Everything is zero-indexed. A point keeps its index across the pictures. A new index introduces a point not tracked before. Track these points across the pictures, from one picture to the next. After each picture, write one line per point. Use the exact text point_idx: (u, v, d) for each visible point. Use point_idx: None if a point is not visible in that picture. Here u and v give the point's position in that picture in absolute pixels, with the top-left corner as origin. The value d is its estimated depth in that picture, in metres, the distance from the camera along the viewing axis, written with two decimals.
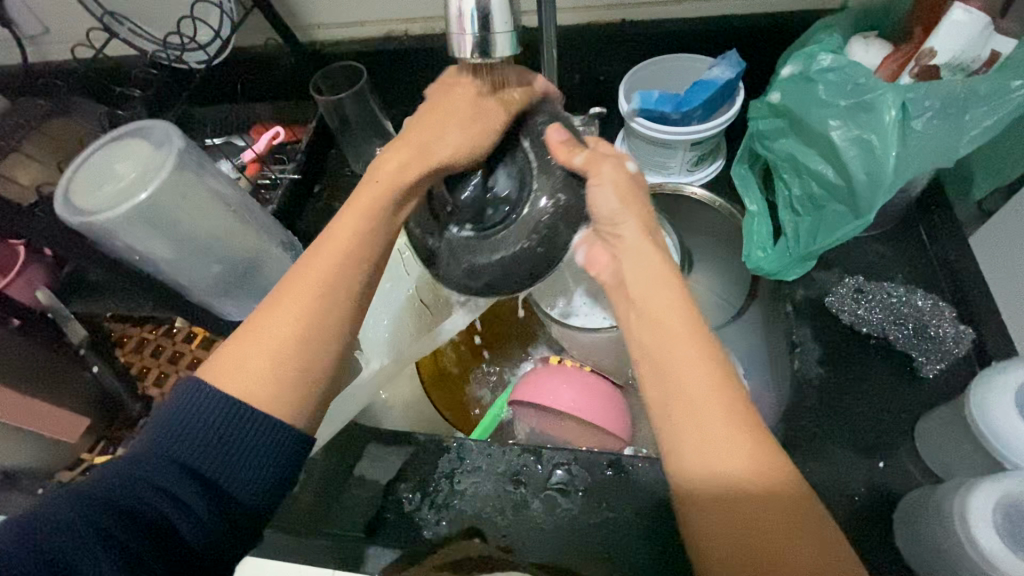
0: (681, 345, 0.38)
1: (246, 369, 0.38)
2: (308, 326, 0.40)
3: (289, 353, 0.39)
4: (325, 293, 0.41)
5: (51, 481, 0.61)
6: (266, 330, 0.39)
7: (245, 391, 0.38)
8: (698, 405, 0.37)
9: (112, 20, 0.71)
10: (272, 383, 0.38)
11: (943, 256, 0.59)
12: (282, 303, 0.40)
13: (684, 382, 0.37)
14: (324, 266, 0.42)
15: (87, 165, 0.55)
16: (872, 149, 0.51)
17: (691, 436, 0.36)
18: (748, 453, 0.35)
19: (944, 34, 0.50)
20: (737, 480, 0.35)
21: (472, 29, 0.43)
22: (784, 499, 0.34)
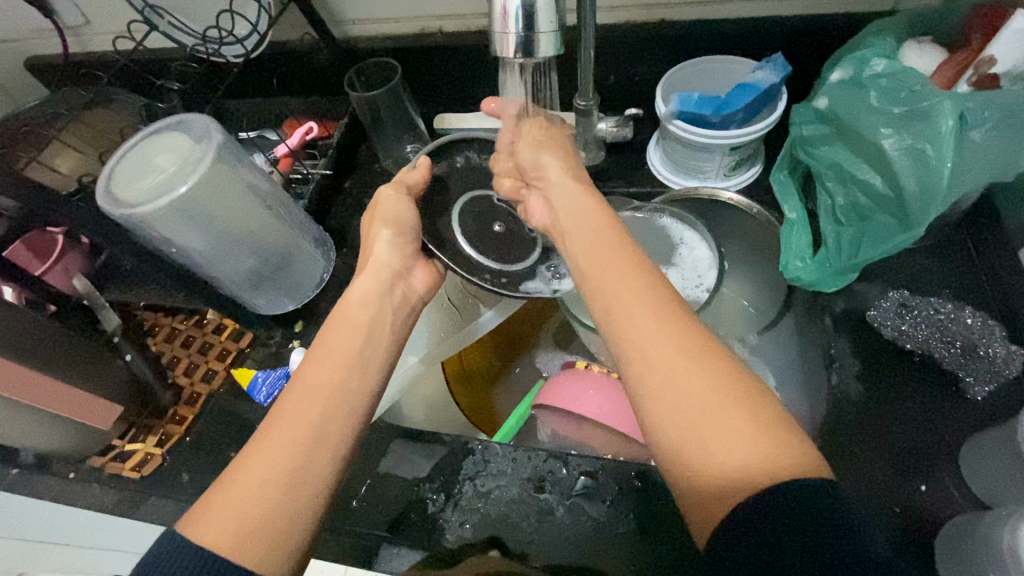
0: (639, 310, 0.37)
1: (248, 483, 0.36)
2: (307, 443, 0.38)
3: (293, 464, 0.37)
4: (328, 401, 0.40)
5: (84, 466, 0.61)
6: (273, 444, 0.37)
7: (245, 529, 0.34)
8: (649, 327, 0.37)
9: (153, 13, 0.71)
10: (280, 510, 0.35)
11: (993, 271, 0.57)
12: (277, 421, 0.38)
13: (638, 309, 0.38)
14: (315, 371, 0.41)
15: (129, 156, 0.56)
16: (926, 159, 0.48)
17: (641, 343, 0.36)
18: (716, 410, 0.33)
19: (1005, 41, 0.48)
20: (699, 399, 0.34)
21: (515, 29, 0.42)
22: (756, 452, 0.32)
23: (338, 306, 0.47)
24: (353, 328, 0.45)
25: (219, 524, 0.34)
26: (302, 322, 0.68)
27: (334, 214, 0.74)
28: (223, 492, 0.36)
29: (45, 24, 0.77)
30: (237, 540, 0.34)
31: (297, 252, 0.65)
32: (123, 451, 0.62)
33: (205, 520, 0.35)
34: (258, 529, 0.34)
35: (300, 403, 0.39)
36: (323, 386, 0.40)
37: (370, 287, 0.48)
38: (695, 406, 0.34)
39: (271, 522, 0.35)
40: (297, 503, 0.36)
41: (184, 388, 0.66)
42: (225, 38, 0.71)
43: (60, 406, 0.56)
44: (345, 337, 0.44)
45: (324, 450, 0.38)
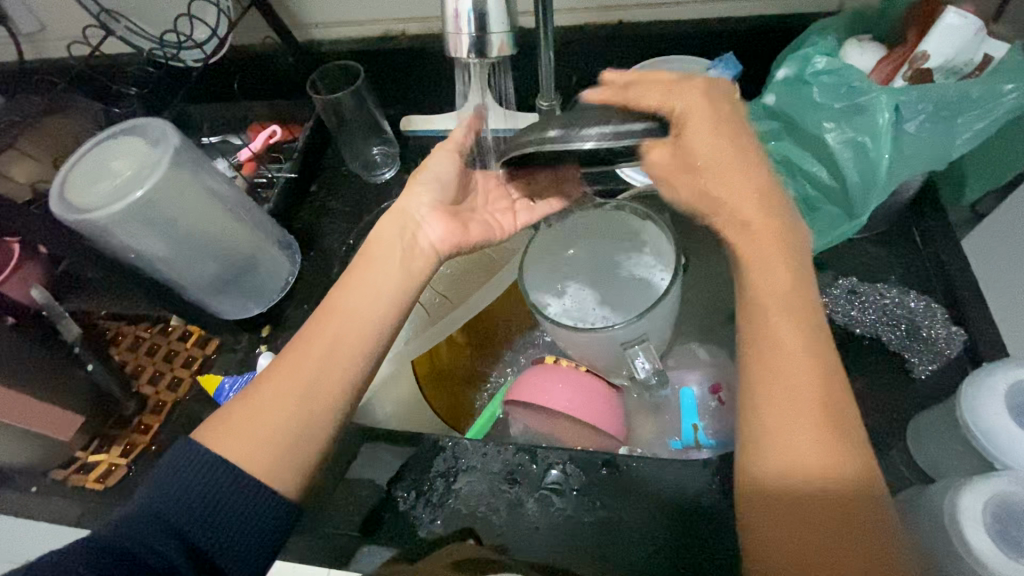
0: (783, 361, 0.38)
1: (266, 404, 0.42)
2: (307, 377, 0.43)
3: (302, 392, 0.42)
4: (335, 347, 0.44)
5: (45, 479, 0.60)
6: (288, 375, 0.43)
7: (256, 442, 0.40)
8: (788, 380, 0.37)
9: (109, 17, 0.71)
10: (280, 429, 0.41)
11: (938, 258, 0.59)
12: (292, 353, 0.44)
13: (787, 359, 0.38)
14: (337, 319, 0.45)
15: (83, 162, 0.55)
16: (866, 152, 0.51)
17: (772, 393, 0.37)
18: (823, 441, 0.36)
19: (937, 38, 0.51)
20: (813, 471, 0.35)
21: (468, 30, 0.43)
22: (847, 483, 0.35)
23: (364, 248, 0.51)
24: (385, 279, 0.48)
25: (236, 433, 0.41)
26: (269, 327, 0.66)
27: (301, 217, 0.73)
28: (241, 404, 0.42)
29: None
30: (249, 450, 0.40)
31: (261, 256, 0.64)
32: (86, 463, 0.61)
33: (225, 421, 0.42)
34: (267, 445, 0.40)
35: (309, 340, 0.45)
36: (331, 325, 0.45)
37: (389, 229, 0.51)
38: (810, 476, 0.35)
39: (279, 433, 0.41)
40: (299, 425, 0.41)
41: (149, 397, 0.65)
42: (183, 42, 0.71)
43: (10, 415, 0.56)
44: (364, 279, 0.48)
45: (329, 375, 0.43)
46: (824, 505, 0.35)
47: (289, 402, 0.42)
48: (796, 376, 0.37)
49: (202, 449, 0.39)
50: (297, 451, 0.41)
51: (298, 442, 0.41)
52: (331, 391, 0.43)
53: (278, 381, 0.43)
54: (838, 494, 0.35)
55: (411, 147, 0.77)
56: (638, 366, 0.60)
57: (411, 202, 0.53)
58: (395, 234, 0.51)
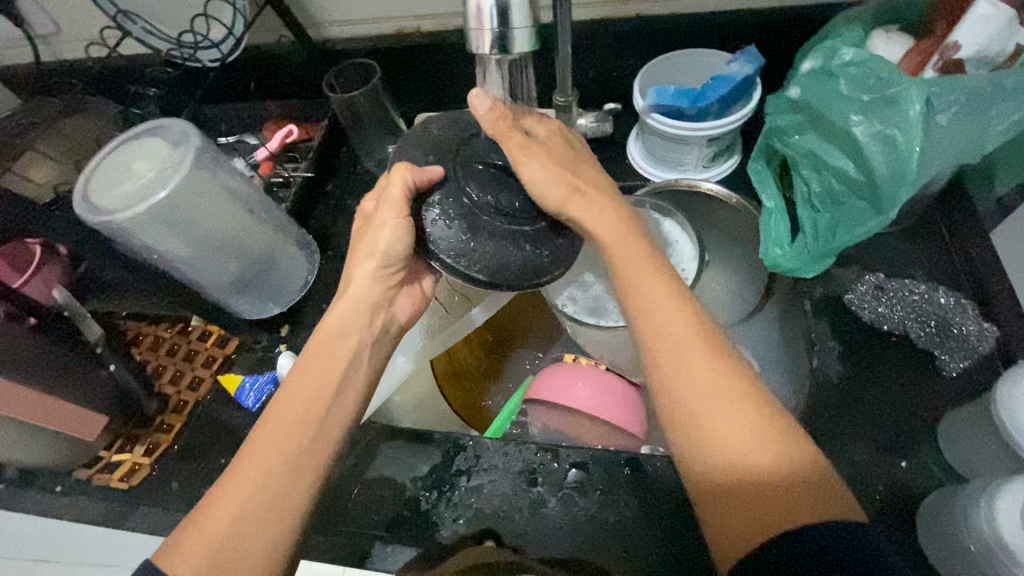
0: (682, 342, 0.41)
1: (217, 525, 0.39)
2: (271, 488, 0.41)
3: (284, 467, 0.42)
4: (295, 445, 0.43)
5: (71, 479, 0.60)
6: (240, 482, 0.41)
7: (210, 566, 0.38)
8: (689, 360, 0.40)
9: (125, 18, 0.71)
10: (238, 547, 0.39)
11: (966, 253, 0.58)
12: (246, 459, 0.42)
13: (680, 342, 0.41)
14: (287, 411, 0.44)
15: (105, 163, 0.55)
16: (895, 145, 0.50)
17: (677, 378, 0.40)
18: (761, 434, 0.38)
19: (969, 29, 0.49)
20: (735, 443, 0.38)
21: (490, 25, 0.42)
22: (789, 465, 0.37)
23: (313, 336, 0.49)
24: (327, 367, 0.47)
25: (187, 559, 0.38)
26: (289, 325, 0.67)
27: (318, 216, 0.73)
28: (192, 529, 0.39)
29: (14, 33, 0.76)
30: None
31: (280, 255, 0.64)
32: (110, 462, 0.61)
33: (176, 555, 0.38)
34: (229, 573, 0.38)
35: (266, 446, 0.42)
36: (292, 426, 0.43)
37: (349, 312, 0.50)
38: (731, 448, 0.38)
39: (244, 554, 0.39)
40: (264, 545, 0.40)
41: (171, 397, 0.65)
42: (200, 42, 0.71)
43: (37, 414, 0.55)
44: (320, 372, 0.47)
45: (299, 478, 0.42)
46: (780, 498, 0.36)
47: (249, 523, 0.40)
48: (695, 352, 0.41)
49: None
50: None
51: (266, 561, 0.40)
52: (295, 489, 0.42)
53: (234, 493, 0.40)
54: (766, 456, 0.37)
55: None
56: None
57: (366, 283, 0.50)
58: (355, 323, 0.50)
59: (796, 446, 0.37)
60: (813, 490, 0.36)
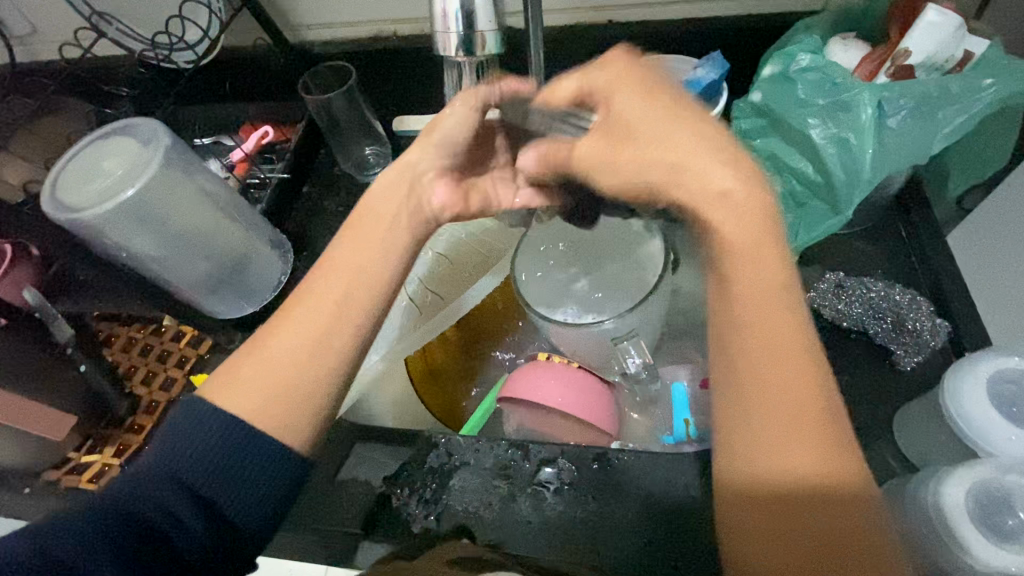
0: (773, 347, 0.34)
1: (269, 370, 0.39)
2: (311, 356, 0.39)
3: (320, 335, 0.40)
4: (331, 321, 0.40)
5: (39, 480, 0.60)
6: (284, 338, 0.40)
7: (263, 392, 0.38)
8: (774, 371, 0.33)
9: (100, 20, 0.71)
10: (285, 378, 0.39)
11: (923, 253, 0.60)
12: (288, 316, 0.41)
13: (767, 345, 0.34)
14: (327, 295, 0.41)
15: (74, 162, 0.55)
16: (850, 147, 0.52)
17: (753, 381, 0.34)
18: (821, 455, 0.33)
19: (917, 36, 0.51)
20: (794, 474, 0.33)
21: (456, 28, 0.43)
22: (842, 489, 0.32)
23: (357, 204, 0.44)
24: (380, 235, 0.43)
25: (242, 391, 0.38)
26: (262, 326, 0.66)
27: (294, 217, 0.74)
28: (242, 356, 0.40)
29: None
30: (255, 409, 0.38)
31: (254, 254, 0.64)
32: (79, 464, 0.61)
33: (230, 387, 0.38)
34: (262, 411, 0.38)
35: (308, 313, 0.40)
36: (331, 301, 0.41)
37: (395, 176, 0.44)
38: (791, 478, 0.33)
39: (292, 392, 0.39)
40: (305, 386, 0.39)
41: (143, 397, 0.65)
42: (175, 44, 0.71)
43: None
44: (369, 235, 0.43)
45: (331, 346, 0.40)
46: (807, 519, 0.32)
47: (285, 379, 0.39)
48: (778, 363, 0.33)
49: (204, 411, 0.37)
50: (296, 424, 0.38)
51: (291, 397, 0.39)
52: (325, 359, 0.40)
53: (279, 333, 0.40)
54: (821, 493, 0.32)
55: (403, 147, 0.78)
56: (630, 361, 0.63)
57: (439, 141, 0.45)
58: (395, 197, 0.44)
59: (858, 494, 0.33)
60: (852, 531, 0.32)
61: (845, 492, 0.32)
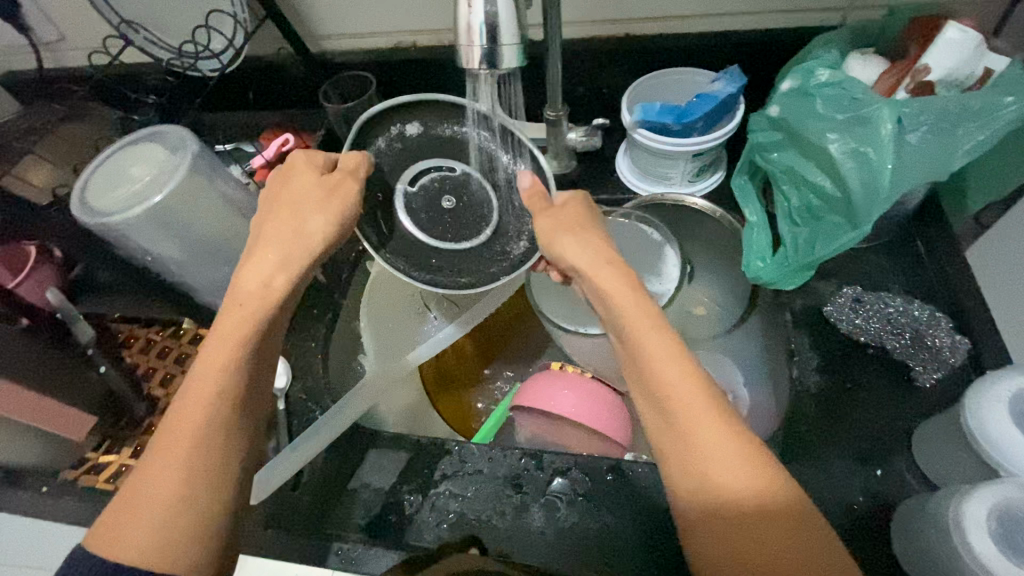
0: (674, 366, 0.38)
1: (150, 489, 0.37)
2: (189, 464, 0.38)
3: (194, 441, 0.38)
4: (202, 427, 0.39)
5: (57, 479, 0.59)
6: (167, 456, 0.38)
7: (150, 525, 0.36)
8: (682, 388, 0.37)
9: (128, 28, 0.72)
10: (169, 507, 0.37)
11: (941, 268, 0.60)
12: (167, 429, 0.39)
13: (667, 365, 0.38)
14: (199, 388, 0.40)
15: (104, 168, 0.56)
16: (869, 162, 0.52)
17: (670, 407, 0.37)
18: (744, 462, 0.35)
19: (937, 52, 0.52)
20: (731, 487, 0.35)
21: (480, 42, 0.44)
22: (773, 497, 0.34)
23: (230, 300, 0.43)
24: (242, 319, 0.42)
25: (139, 535, 0.36)
26: None
27: None
28: (128, 490, 0.38)
29: (19, 40, 0.78)
30: (154, 548, 0.36)
31: None
32: (97, 464, 0.61)
33: (119, 530, 0.36)
34: (158, 540, 0.36)
35: (178, 414, 0.39)
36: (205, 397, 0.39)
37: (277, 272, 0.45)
38: (730, 492, 0.35)
39: (167, 517, 0.37)
40: (188, 512, 0.37)
41: (160, 399, 0.65)
42: (201, 52, 0.72)
43: (36, 416, 0.58)
44: (237, 322, 0.42)
45: (210, 454, 0.39)
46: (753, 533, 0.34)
47: (169, 498, 0.37)
48: (682, 378, 0.37)
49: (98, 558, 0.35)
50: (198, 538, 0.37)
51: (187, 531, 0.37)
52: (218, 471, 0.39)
53: (163, 455, 0.38)
54: (761, 504, 0.34)
55: None
56: None
57: (302, 221, 0.46)
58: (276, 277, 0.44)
59: (795, 496, 0.35)
60: (801, 537, 0.34)
61: (780, 502, 0.34)
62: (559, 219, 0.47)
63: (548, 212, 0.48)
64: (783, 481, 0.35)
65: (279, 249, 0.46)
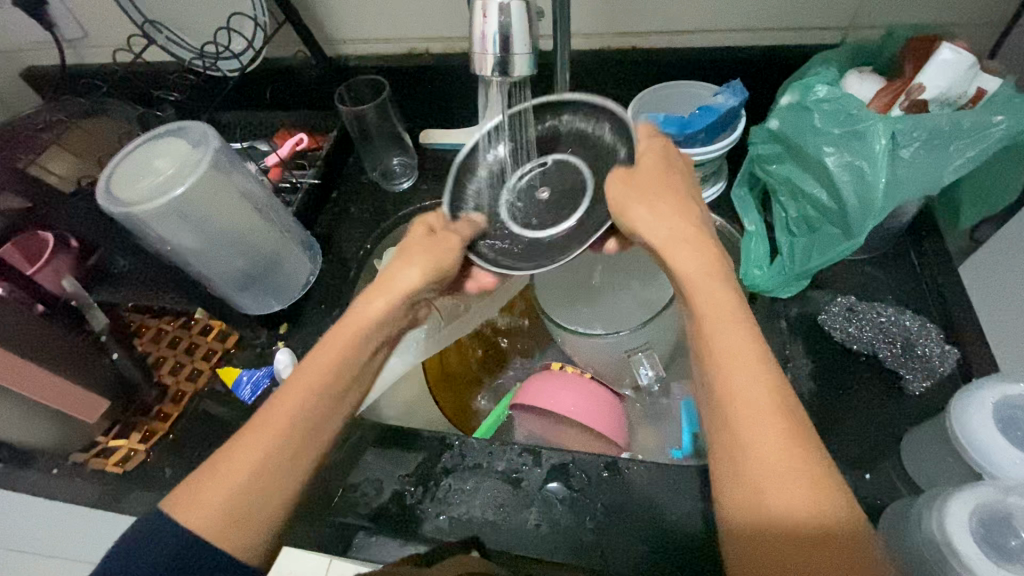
0: (748, 381, 0.38)
1: (231, 470, 0.42)
2: (275, 461, 0.43)
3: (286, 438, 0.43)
4: (297, 428, 0.44)
5: (67, 461, 0.62)
6: (256, 445, 0.42)
7: (223, 504, 0.41)
8: (754, 402, 0.37)
9: (152, 28, 0.76)
10: (249, 490, 0.41)
11: (933, 280, 0.62)
12: (264, 418, 0.44)
13: (744, 379, 0.38)
14: (302, 394, 0.45)
15: (128, 161, 0.58)
16: (863, 176, 0.54)
17: (734, 418, 0.38)
18: (802, 481, 0.35)
19: (931, 72, 0.54)
20: (788, 505, 0.34)
21: (493, 51, 0.46)
22: (830, 523, 0.34)
23: (346, 318, 0.50)
24: (348, 342, 0.48)
25: (204, 505, 0.40)
26: (287, 324, 0.70)
27: (322, 221, 0.77)
28: (215, 462, 0.42)
29: (44, 36, 0.81)
30: (214, 522, 0.40)
31: (285, 254, 0.68)
32: (107, 447, 0.63)
33: (190, 498, 0.41)
34: (227, 519, 0.41)
35: (280, 408, 0.44)
36: (306, 401, 0.45)
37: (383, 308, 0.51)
38: (786, 510, 0.34)
39: (249, 502, 0.41)
40: (259, 500, 0.42)
41: (169, 387, 0.67)
42: (221, 53, 0.75)
43: (33, 386, 0.57)
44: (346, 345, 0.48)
45: (299, 454, 0.44)
46: (795, 549, 0.34)
47: (253, 480, 0.42)
48: (760, 395, 0.38)
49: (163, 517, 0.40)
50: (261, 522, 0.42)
51: (251, 518, 0.41)
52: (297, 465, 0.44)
53: (252, 440, 0.43)
54: (816, 526, 0.34)
55: (428, 160, 0.81)
56: (642, 373, 0.67)
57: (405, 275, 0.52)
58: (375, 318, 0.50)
59: (851, 527, 0.34)
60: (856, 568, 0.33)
61: (835, 529, 0.33)
62: (640, 196, 0.48)
63: (624, 178, 0.49)
64: (845, 511, 0.34)
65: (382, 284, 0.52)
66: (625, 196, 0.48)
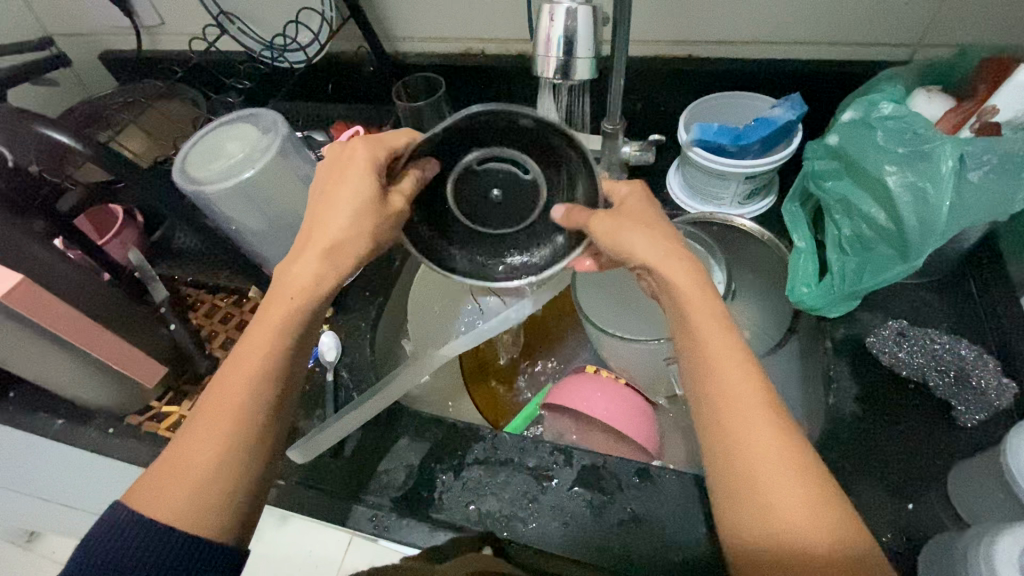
0: (743, 405, 0.40)
1: (194, 454, 0.40)
2: (227, 441, 0.41)
3: (236, 416, 0.41)
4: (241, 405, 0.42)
5: (122, 423, 0.66)
6: (208, 430, 0.41)
7: (183, 494, 0.39)
8: (747, 422, 0.39)
9: (225, 19, 0.80)
10: (208, 474, 0.40)
11: (992, 310, 0.59)
12: (213, 403, 0.42)
13: (737, 402, 0.40)
14: (243, 372, 0.43)
15: (201, 143, 0.62)
16: (926, 198, 0.52)
17: (727, 444, 0.39)
18: (802, 504, 0.36)
19: (1006, 93, 0.52)
20: (786, 525, 0.36)
21: (556, 53, 0.47)
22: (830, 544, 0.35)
23: (282, 282, 0.46)
24: (284, 307, 0.45)
25: (170, 500, 0.39)
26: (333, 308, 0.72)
27: None
28: (175, 448, 0.41)
29: (125, 23, 0.86)
30: (178, 508, 0.39)
31: None
32: (159, 413, 0.67)
33: (154, 489, 0.40)
34: (184, 507, 0.39)
35: (225, 384, 0.43)
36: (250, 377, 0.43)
37: (317, 268, 0.46)
38: (786, 532, 0.36)
39: (204, 488, 0.40)
40: (216, 482, 0.40)
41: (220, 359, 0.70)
42: (289, 45, 0.79)
43: (98, 347, 0.59)
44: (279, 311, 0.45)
45: (247, 432, 0.42)
46: None
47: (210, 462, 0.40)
48: (753, 418, 0.39)
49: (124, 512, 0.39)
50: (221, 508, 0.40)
51: (213, 504, 0.40)
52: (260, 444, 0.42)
53: (207, 426, 0.41)
54: (818, 546, 0.35)
55: None
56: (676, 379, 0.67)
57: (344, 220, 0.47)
58: (312, 273, 0.46)
59: (854, 547, 0.35)
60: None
61: (834, 549, 0.35)
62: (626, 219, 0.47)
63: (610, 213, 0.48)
64: (845, 530, 0.36)
65: (320, 239, 0.47)
66: (618, 224, 0.46)
